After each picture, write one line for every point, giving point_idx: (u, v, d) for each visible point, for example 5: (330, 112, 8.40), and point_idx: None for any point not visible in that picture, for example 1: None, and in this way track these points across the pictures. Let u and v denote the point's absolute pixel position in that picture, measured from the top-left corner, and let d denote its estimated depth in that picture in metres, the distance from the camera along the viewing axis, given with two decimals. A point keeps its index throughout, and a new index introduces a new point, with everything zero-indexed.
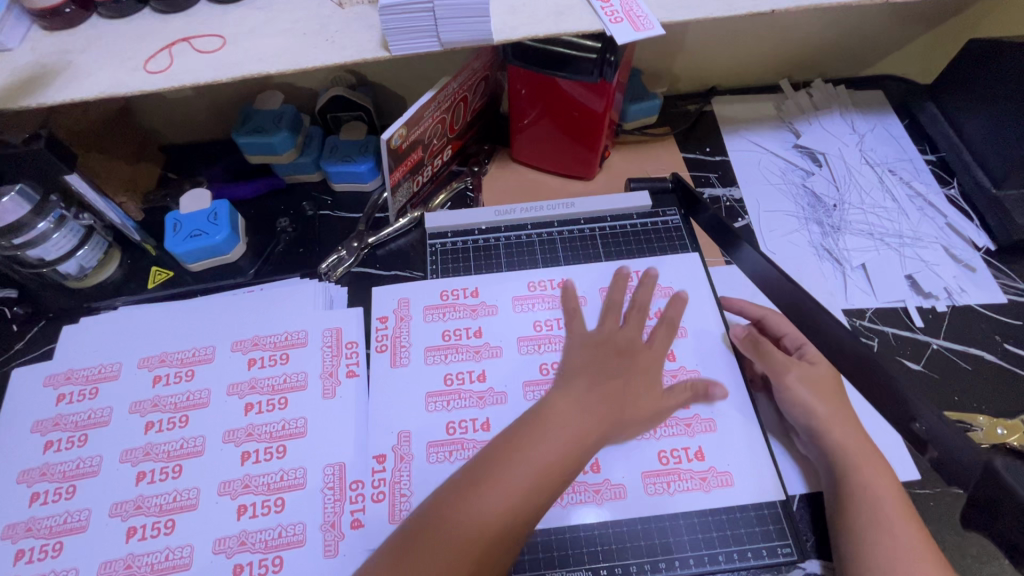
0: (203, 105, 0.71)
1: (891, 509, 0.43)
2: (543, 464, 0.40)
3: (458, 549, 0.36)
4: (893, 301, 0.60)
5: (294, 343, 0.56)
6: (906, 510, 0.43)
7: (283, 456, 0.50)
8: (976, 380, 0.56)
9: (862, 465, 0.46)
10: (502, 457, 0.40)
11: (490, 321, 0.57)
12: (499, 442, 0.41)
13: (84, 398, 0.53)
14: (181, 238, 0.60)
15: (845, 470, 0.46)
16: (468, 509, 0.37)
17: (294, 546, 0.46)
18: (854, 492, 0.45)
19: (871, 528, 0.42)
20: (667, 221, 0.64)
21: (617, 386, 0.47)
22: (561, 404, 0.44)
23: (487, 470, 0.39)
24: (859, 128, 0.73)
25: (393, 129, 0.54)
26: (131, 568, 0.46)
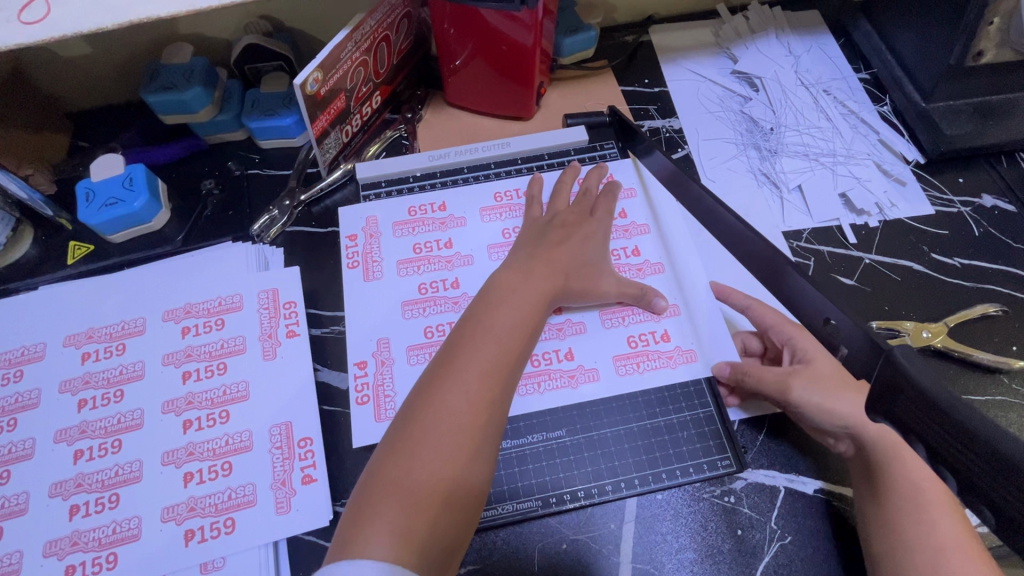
0: (106, 63, 0.65)
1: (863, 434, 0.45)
2: (508, 355, 0.43)
3: (484, 357, 0.42)
4: (828, 219, 0.62)
5: (229, 308, 0.54)
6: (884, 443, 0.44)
7: (226, 421, 0.49)
8: (903, 290, 0.58)
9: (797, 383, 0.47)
10: (476, 329, 0.44)
11: (448, 260, 0.57)
12: (458, 335, 0.44)
13: (8, 381, 0.51)
14: (95, 208, 0.56)
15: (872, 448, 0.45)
16: (482, 334, 0.43)
17: (245, 506, 0.46)
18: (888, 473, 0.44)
19: (918, 508, 0.42)
20: (605, 154, 0.63)
21: (557, 261, 0.50)
22: (518, 274, 0.48)
23: (419, 423, 0.39)
24: (795, 49, 0.72)
25: (307, 72, 0.51)
26: (77, 545, 0.44)
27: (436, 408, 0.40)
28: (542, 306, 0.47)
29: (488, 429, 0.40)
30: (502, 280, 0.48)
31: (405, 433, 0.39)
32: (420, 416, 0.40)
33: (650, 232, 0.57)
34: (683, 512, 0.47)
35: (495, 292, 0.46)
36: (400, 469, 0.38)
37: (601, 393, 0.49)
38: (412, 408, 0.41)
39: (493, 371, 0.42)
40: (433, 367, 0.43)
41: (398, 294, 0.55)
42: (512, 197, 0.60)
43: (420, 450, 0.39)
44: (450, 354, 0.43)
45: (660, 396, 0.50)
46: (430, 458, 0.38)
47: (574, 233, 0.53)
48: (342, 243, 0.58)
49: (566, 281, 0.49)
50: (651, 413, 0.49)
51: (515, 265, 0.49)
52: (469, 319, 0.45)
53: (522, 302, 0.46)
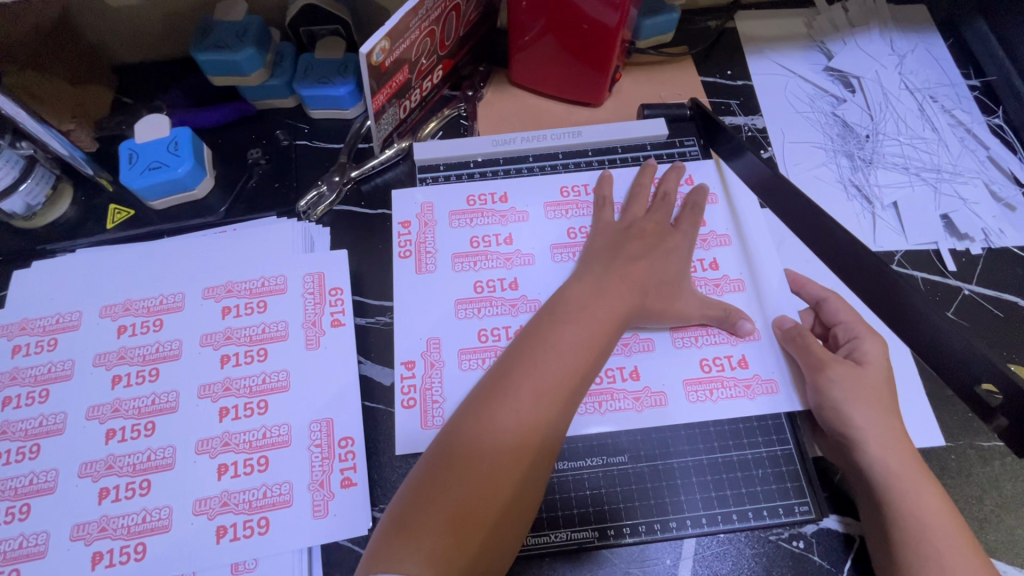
0: (154, 14, 0.61)
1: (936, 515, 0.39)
2: (570, 374, 0.39)
3: (546, 375, 0.39)
4: (925, 243, 0.56)
5: (272, 290, 0.51)
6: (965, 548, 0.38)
7: (264, 412, 0.46)
8: (1007, 328, 0.52)
9: (903, 490, 0.40)
10: (539, 343, 0.41)
11: (505, 256, 0.53)
12: (520, 345, 0.41)
13: (42, 350, 0.48)
14: (138, 171, 0.53)
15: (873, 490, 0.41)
16: (545, 347, 0.40)
17: (280, 507, 0.43)
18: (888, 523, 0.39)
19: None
20: (684, 152, 0.58)
21: (634, 271, 0.46)
22: (591, 286, 0.44)
23: (464, 443, 0.37)
24: (899, 48, 0.65)
25: (374, 41, 0.47)
26: (105, 531, 0.42)
27: (484, 430, 0.37)
28: (616, 324, 0.43)
29: (538, 457, 0.37)
30: (573, 295, 0.44)
31: (449, 444, 0.37)
32: (468, 429, 0.37)
33: (731, 245, 0.52)
34: (750, 557, 0.43)
35: (562, 308, 0.43)
36: (439, 484, 0.36)
37: (672, 418, 0.45)
38: (459, 426, 0.38)
39: (549, 395, 0.38)
40: (490, 377, 0.40)
41: (451, 291, 0.51)
42: (580, 193, 0.56)
43: (462, 473, 0.36)
44: (506, 371, 0.39)
45: (734, 428, 0.46)
46: (472, 484, 0.36)
47: (651, 244, 0.48)
48: (395, 230, 0.54)
49: (639, 298, 0.45)
50: (722, 446, 0.45)
51: (587, 278, 0.45)
52: (537, 329, 0.42)
53: (593, 318, 0.42)
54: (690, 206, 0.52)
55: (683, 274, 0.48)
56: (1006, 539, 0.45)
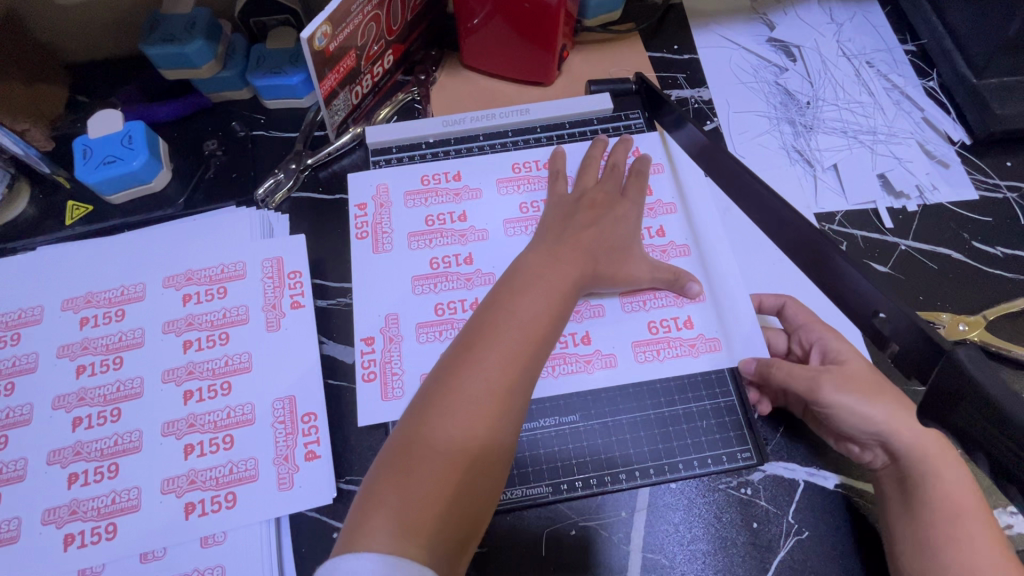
0: (102, 11, 0.62)
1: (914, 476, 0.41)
2: (531, 341, 0.40)
3: (508, 343, 0.40)
4: (864, 202, 0.58)
5: (232, 275, 0.52)
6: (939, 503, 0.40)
7: (228, 393, 0.47)
8: (941, 279, 0.55)
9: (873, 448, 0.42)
10: (499, 313, 0.41)
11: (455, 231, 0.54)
12: (480, 317, 0.42)
13: (5, 344, 0.49)
14: (93, 166, 0.54)
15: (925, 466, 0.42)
16: (505, 317, 0.41)
17: (246, 481, 0.44)
18: (956, 492, 0.41)
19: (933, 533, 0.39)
20: (630, 125, 0.60)
21: (580, 237, 0.48)
22: (544, 256, 0.46)
23: (430, 414, 0.37)
24: (837, 17, 0.68)
25: (316, 25, 0.48)
26: (76, 514, 0.43)
27: (449, 402, 0.37)
28: (570, 291, 0.44)
29: (505, 422, 0.38)
30: (528, 265, 0.45)
31: (418, 419, 0.37)
32: (436, 402, 0.38)
33: (677, 212, 0.55)
34: (697, 502, 0.45)
35: (519, 279, 0.43)
36: (411, 458, 0.36)
37: (621, 378, 0.48)
38: (425, 400, 0.38)
39: (513, 363, 0.39)
40: (452, 351, 0.40)
41: (407, 268, 0.53)
42: (531, 169, 0.57)
43: (433, 440, 0.36)
44: (467, 343, 0.40)
45: (679, 384, 0.48)
46: (442, 451, 0.36)
47: (598, 214, 0.50)
48: (351, 212, 0.55)
49: (587, 263, 0.46)
50: (669, 400, 0.48)
51: (538, 248, 0.47)
52: (494, 300, 0.42)
53: (549, 286, 0.43)
54: (634, 176, 0.54)
55: (631, 241, 0.50)
56: None
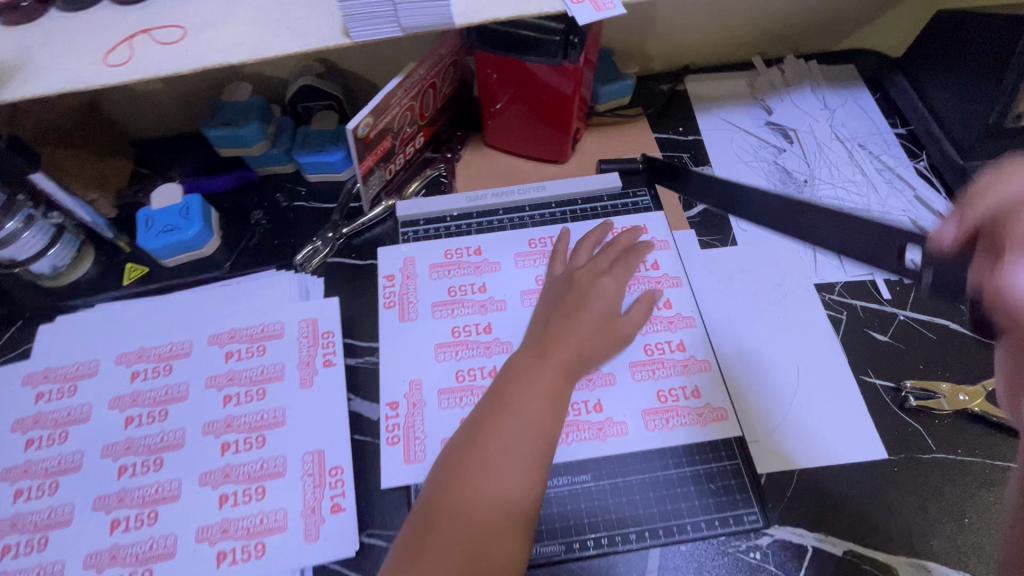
0: (170, 98, 0.70)
1: None
2: (540, 413, 0.44)
3: (520, 416, 0.44)
4: (861, 274, 0.62)
5: (272, 335, 0.57)
6: None
7: (262, 445, 0.51)
8: (940, 347, 0.57)
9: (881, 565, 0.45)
10: (513, 388, 0.46)
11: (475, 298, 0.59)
12: (496, 392, 0.46)
13: (62, 395, 0.54)
14: (154, 234, 0.60)
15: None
16: (516, 391, 0.45)
17: (275, 532, 0.47)
18: None
19: None
20: (637, 202, 0.65)
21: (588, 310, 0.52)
22: (554, 331, 0.50)
23: (449, 486, 0.42)
24: (830, 102, 0.74)
25: (359, 117, 0.54)
26: (115, 559, 0.46)
27: (473, 456, 0.42)
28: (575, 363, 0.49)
29: (518, 489, 0.41)
30: (539, 340, 0.50)
31: (439, 490, 0.42)
32: (452, 475, 0.42)
33: (681, 285, 0.59)
34: (707, 566, 0.47)
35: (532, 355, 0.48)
36: (433, 528, 0.40)
37: (635, 444, 0.50)
38: (444, 472, 0.43)
39: (525, 435, 0.43)
40: (470, 423, 0.45)
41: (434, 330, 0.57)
42: (546, 244, 0.62)
43: (451, 509, 0.41)
44: (483, 417, 0.45)
45: (687, 447, 0.51)
46: (460, 517, 0.40)
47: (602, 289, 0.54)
48: (381, 282, 0.60)
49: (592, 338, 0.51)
50: (677, 462, 0.50)
51: (545, 324, 0.51)
52: (509, 376, 0.47)
53: (559, 360, 0.48)
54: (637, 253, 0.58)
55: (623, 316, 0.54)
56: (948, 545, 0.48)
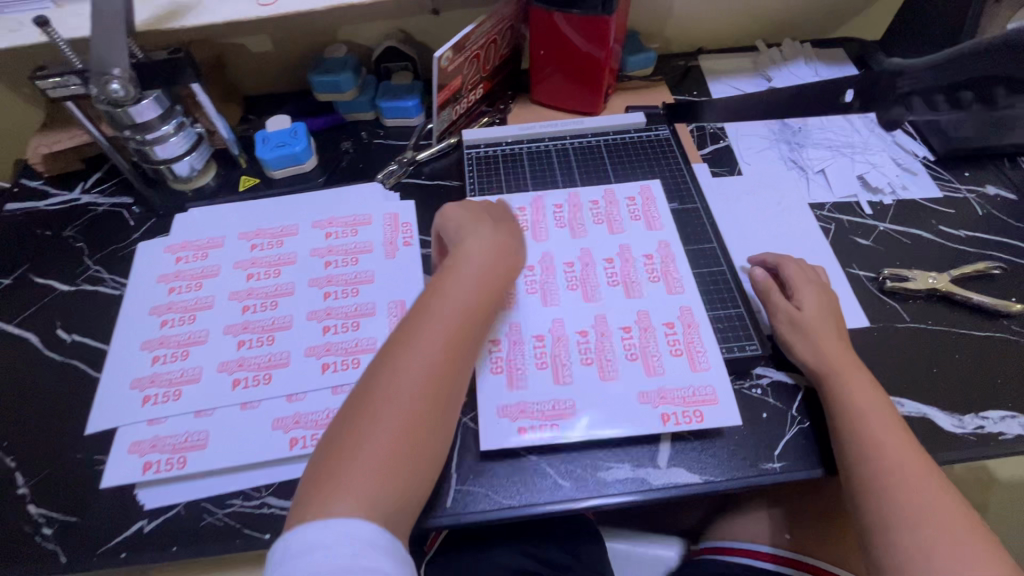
0: (279, 58, 0.87)
1: (892, 448, 0.49)
2: (447, 342, 0.49)
3: (433, 346, 0.48)
4: (847, 196, 0.74)
5: (362, 222, 0.70)
6: (906, 443, 0.50)
7: (356, 294, 0.63)
8: (914, 250, 0.68)
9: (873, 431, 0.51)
10: (417, 320, 0.50)
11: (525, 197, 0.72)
12: (407, 324, 0.50)
13: (197, 259, 0.67)
14: (269, 148, 0.75)
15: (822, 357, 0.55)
16: (427, 326, 0.49)
17: (368, 352, 0.59)
18: (901, 477, 0.48)
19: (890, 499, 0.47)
20: (658, 135, 0.79)
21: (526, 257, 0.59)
22: (475, 268, 0.54)
23: (366, 408, 0.45)
24: (821, 73, 0.88)
25: (443, 50, 0.69)
26: (242, 365, 0.58)
27: (393, 376, 0.46)
28: (482, 300, 0.53)
29: (433, 406, 0.46)
30: (449, 277, 0.53)
31: (358, 408, 0.45)
32: (370, 395, 0.46)
33: (652, 199, 0.71)
34: None
35: (440, 291, 0.52)
36: (353, 442, 0.43)
37: (635, 303, 0.62)
38: (360, 393, 0.46)
39: (435, 360, 0.47)
40: (384, 350, 0.48)
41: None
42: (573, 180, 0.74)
43: (369, 427, 0.44)
44: (393, 345, 0.48)
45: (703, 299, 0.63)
46: (379, 430, 0.44)
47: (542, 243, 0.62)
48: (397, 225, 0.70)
49: (501, 277, 0.55)
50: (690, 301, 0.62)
51: (461, 266, 0.54)
52: (419, 309, 0.51)
53: (454, 301, 0.51)
54: None
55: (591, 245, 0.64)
56: (921, 388, 0.58)
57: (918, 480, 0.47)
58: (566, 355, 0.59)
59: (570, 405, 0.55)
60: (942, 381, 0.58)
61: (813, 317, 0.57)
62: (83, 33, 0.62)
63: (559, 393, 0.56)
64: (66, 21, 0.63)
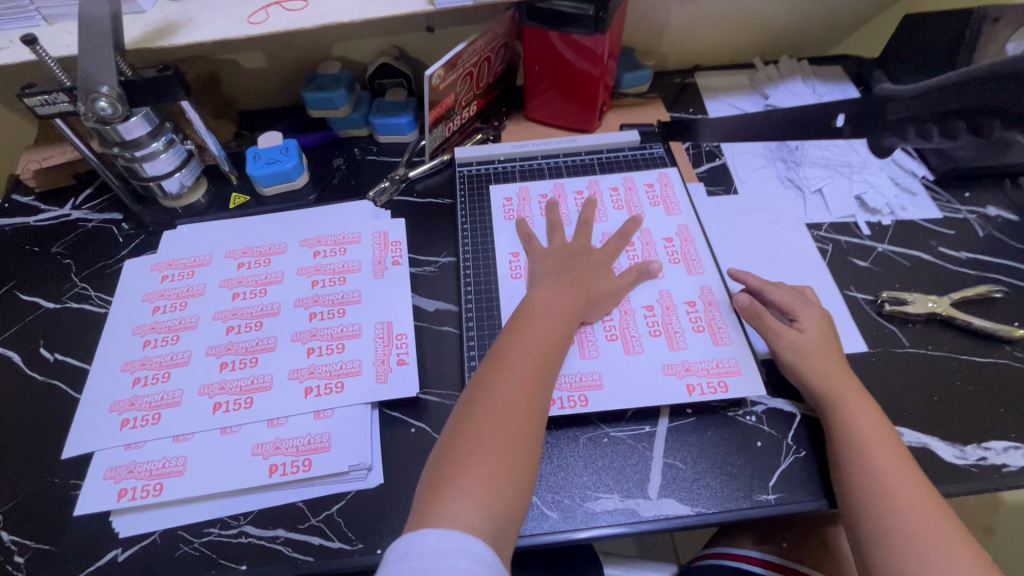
0: (273, 75, 0.87)
1: (893, 482, 0.47)
2: (543, 353, 0.52)
3: (531, 356, 0.51)
4: (845, 216, 0.72)
5: (351, 241, 0.69)
6: (912, 476, 0.48)
7: (342, 315, 0.62)
8: (913, 272, 0.67)
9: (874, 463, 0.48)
10: (515, 335, 0.53)
11: (533, 197, 0.73)
12: (502, 340, 0.53)
13: (183, 277, 0.66)
14: (260, 164, 0.75)
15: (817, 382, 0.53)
16: (523, 340, 0.52)
17: (353, 374, 0.57)
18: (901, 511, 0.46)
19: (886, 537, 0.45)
20: (653, 153, 0.78)
21: (580, 273, 0.60)
22: (550, 289, 0.57)
23: (472, 417, 0.47)
24: (818, 91, 0.87)
25: (434, 68, 0.69)
26: (224, 388, 0.57)
27: (497, 386, 0.49)
28: (573, 316, 0.56)
29: (534, 412, 0.48)
30: (539, 297, 0.57)
31: (465, 418, 0.47)
32: (474, 406, 0.48)
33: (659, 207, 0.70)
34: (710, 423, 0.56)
35: (531, 308, 0.55)
36: (465, 449, 0.45)
37: (661, 283, 0.63)
38: (464, 404, 0.48)
39: (535, 369, 0.50)
40: (485, 364, 0.51)
41: (501, 214, 0.71)
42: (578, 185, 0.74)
43: (475, 436, 0.46)
44: (494, 358, 0.51)
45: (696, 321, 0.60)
46: (487, 437, 0.46)
47: (584, 260, 0.62)
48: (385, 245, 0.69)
49: (586, 296, 0.58)
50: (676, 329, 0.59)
51: (545, 285, 0.58)
52: (512, 326, 0.54)
53: (552, 314, 0.55)
54: None
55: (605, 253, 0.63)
56: (920, 415, 0.56)
57: (919, 518, 0.45)
58: (592, 330, 0.59)
59: (599, 376, 0.56)
60: (942, 408, 0.57)
61: (814, 344, 0.55)
62: (72, 52, 0.62)
63: (586, 366, 0.57)
64: (56, 39, 0.63)
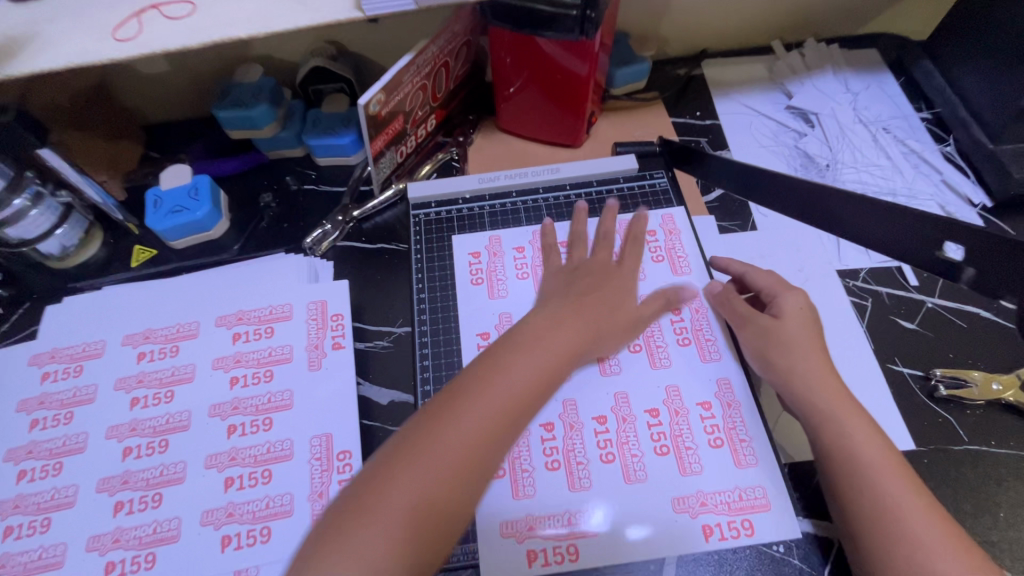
0: (180, 80, 0.69)
1: None
2: (521, 395, 0.41)
3: (503, 399, 0.40)
4: (886, 260, 0.60)
5: (279, 317, 0.55)
6: None
7: (268, 428, 0.50)
8: (969, 337, 0.55)
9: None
10: (492, 368, 0.42)
11: (502, 261, 0.58)
12: (476, 367, 0.42)
13: (68, 376, 0.53)
14: (162, 214, 0.59)
15: (876, 481, 0.41)
16: (500, 374, 0.41)
17: (282, 516, 0.46)
18: None
19: None
20: (654, 184, 0.63)
21: (594, 299, 0.49)
22: (543, 319, 0.46)
23: (405, 457, 0.37)
24: (852, 86, 0.72)
25: (370, 94, 0.53)
26: (119, 542, 0.46)
27: (448, 426, 0.38)
28: (571, 354, 0.45)
29: (478, 467, 0.38)
30: (535, 325, 0.45)
31: (396, 453, 0.37)
32: (411, 442, 0.38)
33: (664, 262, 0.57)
34: (728, 559, 0.45)
35: (520, 338, 0.44)
36: (378, 494, 0.36)
37: (665, 376, 0.51)
38: (402, 437, 0.38)
39: (498, 417, 0.40)
40: (443, 393, 0.41)
41: (465, 278, 0.58)
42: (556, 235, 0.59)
43: (398, 482, 0.36)
44: (459, 388, 0.41)
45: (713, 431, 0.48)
46: (412, 489, 0.36)
47: (608, 283, 0.52)
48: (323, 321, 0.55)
49: (591, 332, 0.47)
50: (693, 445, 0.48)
51: (545, 311, 0.47)
52: (493, 353, 0.43)
53: (548, 352, 0.44)
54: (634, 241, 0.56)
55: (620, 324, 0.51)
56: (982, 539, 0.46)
57: None
58: (581, 449, 0.48)
59: (587, 511, 0.45)
60: (1010, 528, 0.46)
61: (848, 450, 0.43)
62: None
63: (575, 501, 0.46)
64: None
